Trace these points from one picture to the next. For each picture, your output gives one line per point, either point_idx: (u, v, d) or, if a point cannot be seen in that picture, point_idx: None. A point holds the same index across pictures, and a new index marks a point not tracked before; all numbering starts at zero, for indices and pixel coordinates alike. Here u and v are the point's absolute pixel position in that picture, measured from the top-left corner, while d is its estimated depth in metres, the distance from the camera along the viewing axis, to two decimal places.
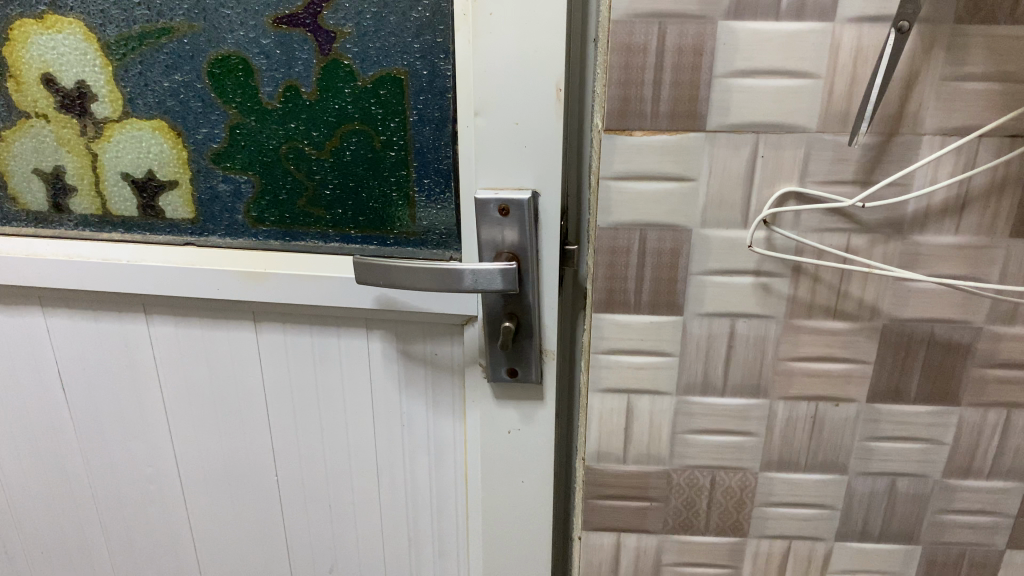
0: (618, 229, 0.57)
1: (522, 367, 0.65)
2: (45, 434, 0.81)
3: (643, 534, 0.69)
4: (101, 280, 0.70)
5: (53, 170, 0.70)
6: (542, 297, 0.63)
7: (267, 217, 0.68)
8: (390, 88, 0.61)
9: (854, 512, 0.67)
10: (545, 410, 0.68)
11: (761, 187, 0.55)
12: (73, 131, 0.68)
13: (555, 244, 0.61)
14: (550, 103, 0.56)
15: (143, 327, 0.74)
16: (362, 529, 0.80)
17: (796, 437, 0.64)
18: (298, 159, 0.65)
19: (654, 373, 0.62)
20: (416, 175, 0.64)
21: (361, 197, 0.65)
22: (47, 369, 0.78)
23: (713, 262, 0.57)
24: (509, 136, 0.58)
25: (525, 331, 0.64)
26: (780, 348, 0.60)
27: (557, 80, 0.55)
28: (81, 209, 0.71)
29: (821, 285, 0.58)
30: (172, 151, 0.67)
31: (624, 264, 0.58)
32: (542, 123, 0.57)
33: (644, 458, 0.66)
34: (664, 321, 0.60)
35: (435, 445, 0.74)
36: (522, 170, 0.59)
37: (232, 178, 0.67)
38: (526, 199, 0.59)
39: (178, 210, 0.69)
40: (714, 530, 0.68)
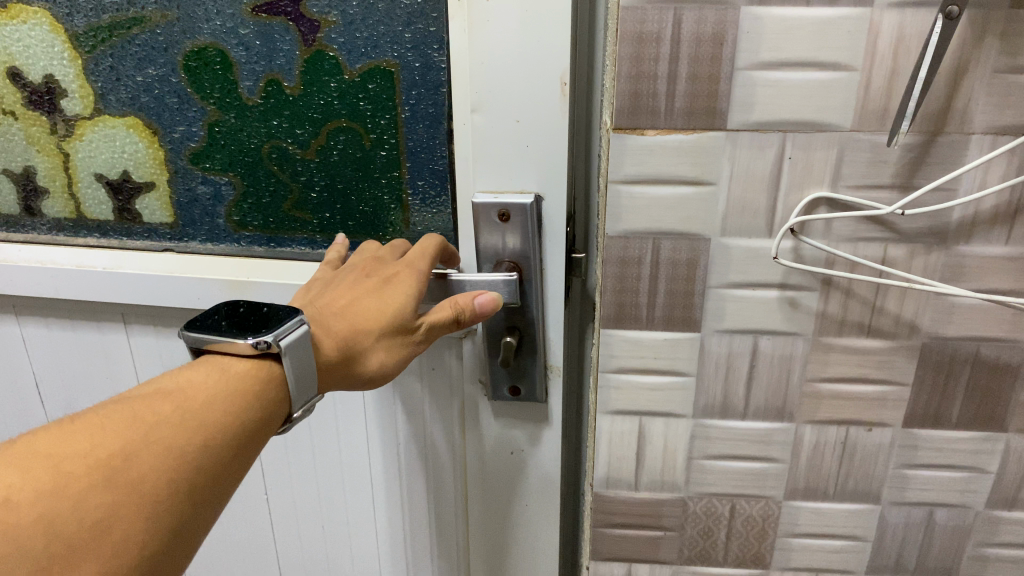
0: (628, 238, 0.52)
1: (524, 385, 0.60)
2: None
3: (656, 565, 0.64)
4: (73, 288, 0.65)
5: (24, 171, 0.65)
6: (546, 309, 0.58)
7: (250, 221, 0.63)
8: (379, 82, 0.56)
9: (887, 544, 0.61)
10: (550, 430, 0.63)
11: (788, 192, 0.49)
12: (43, 130, 0.63)
13: (561, 251, 0.55)
14: (554, 98, 0.51)
15: (123, 337, 0.69)
16: (358, 550, 0.75)
17: (824, 464, 0.58)
18: (282, 159, 0.60)
19: (669, 393, 0.57)
20: (409, 176, 0.59)
21: (350, 200, 0.61)
22: (24, 378, 0.74)
23: (734, 274, 0.52)
24: (511, 136, 0.52)
25: (528, 347, 0.59)
26: (808, 368, 0.55)
27: (562, 73, 0.50)
28: (54, 212, 0.67)
29: (853, 301, 0.52)
30: (147, 150, 0.62)
31: (635, 276, 0.53)
32: (547, 122, 0.52)
33: (657, 484, 0.61)
34: (679, 337, 0.55)
35: (432, 468, 0.68)
36: (524, 173, 0.54)
37: (212, 180, 0.62)
38: (529, 203, 0.53)
39: (156, 214, 0.65)
40: (733, 561, 0.63)
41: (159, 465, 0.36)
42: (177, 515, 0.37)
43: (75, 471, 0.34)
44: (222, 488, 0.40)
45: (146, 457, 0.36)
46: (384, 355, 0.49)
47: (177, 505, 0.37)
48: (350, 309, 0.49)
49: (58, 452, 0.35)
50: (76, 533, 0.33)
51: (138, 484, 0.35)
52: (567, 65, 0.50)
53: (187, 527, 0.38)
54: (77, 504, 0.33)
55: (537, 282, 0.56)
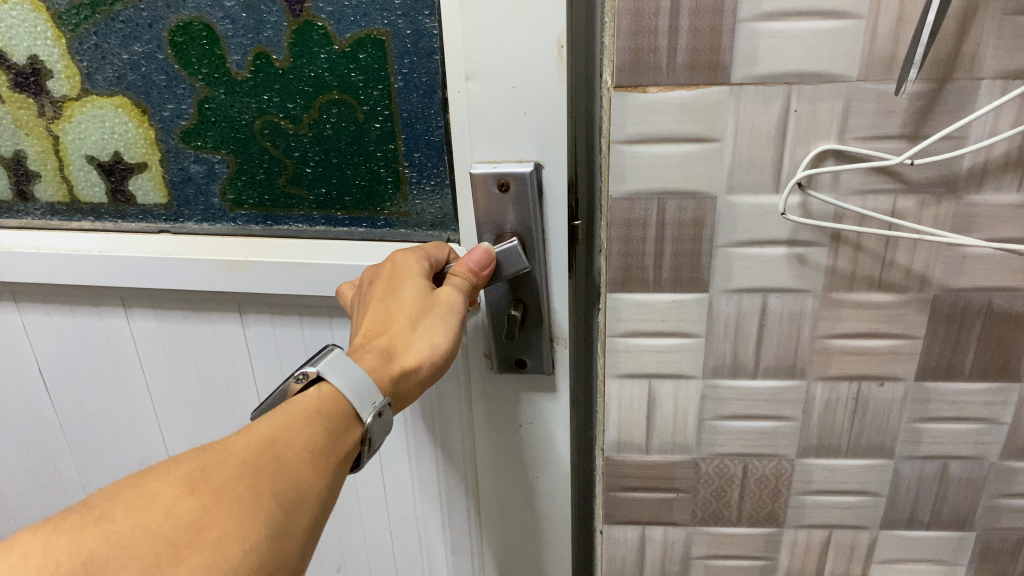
0: (632, 199, 0.51)
1: (531, 358, 0.60)
2: (32, 434, 0.77)
3: (669, 527, 0.64)
4: (70, 272, 0.64)
5: (14, 156, 0.64)
6: (551, 279, 0.57)
7: (245, 199, 0.62)
8: (370, 52, 0.55)
9: (901, 498, 0.61)
10: (560, 401, 0.62)
11: (794, 147, 0.48)
12: (30, 112, 0.62)
13: (562, 220, 0.55)
14: (552, 61, 0.49)
15: (122, 322, 0.68)
16: (372, 526, 0.75)
17: (836, 420, 0.58)
18: (275, 134, 0.59)
19: (678, 356, 0.56)
20: (405, 148, 0.58)
21: (346, 174, 0.60)
22: (25, 366, 0.73)
23: (742, 232, 0.51)
24: (508, 103, 0.51)
25: (533, 319, 0.58)
26: (818, 324, 0.54)
27: (558, 36, 0.49)
28: (47, 196, 0.66)
29: (863, 255, 0.51)
30: (137, 130, 0.61)
31: (641, 238, 0.52)
32: (545, 87, 0.50)
33: (668, 446, 0.60)
34: (687, 299, 0.54)
35: (441, 442, 0.68)
36: (523, 140, 0.53)
37: (205, 158, 0.61)
38: (528, 172, 0.52)
39: (150, 194, 0.64)
40: (747, 521, 0.63)
41: (241, 470, 0.40)
42: (272, 514, 0.40)
43: (164, 487, 0.39)
44: (315, 490, 0.42)
45: (226, 465, 0.40)
46: (424, 329, 0.50)
47: (265, 505, 0.40)
48: (377, 324, 0.51)
49: (148, 477, 0.40)
50: (177, 534, 0.37)
51: (223, 488, 0.39)
52: (563, 26, 0.48)
53: (285, 525, 0.40)
54: (169, 510, 0.38)
55: (540, 253, 0.55)
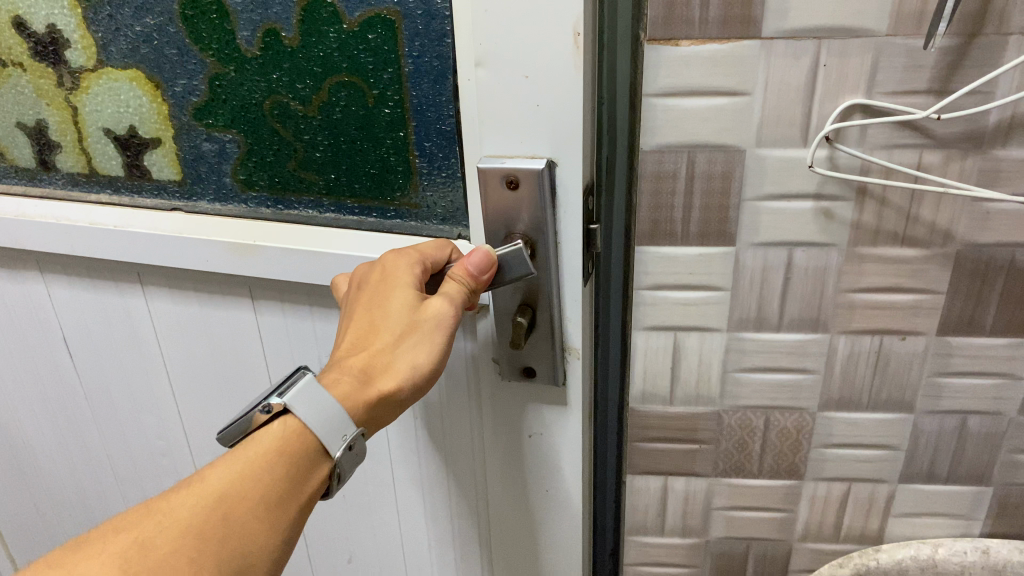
0: (663, 152, 0.52)
1: (541, 367, 0.56)
2: (61, 399, 0.81)
3: (691, 478, 0.66)
4: (87, 242, 0.66)
5: (37, 125, 0.67)
6: (563, 287, 0.53)
7: (257, 180, 0.62)
8: (379, 32, 0.53)
9: (920, 453, 0.62)
10: (571, 415, 0.59)
11: (823, 101, 0.49)
12: (51, 82, 0.64)
13: (578, 222, 0.51)
14: (569, 53, 0.45)
15: (141, 300, 0.70)
16: (377, 511, 0.74)
17: (858, 374, 0.59)
18: (285, 115, 0.58)
19: (704, 308, 0.58)
20: (415, 136, 0.56)
21: (356, 160, 0.59)
22: (52, 333, 0.76)
23: (769, 186, 0.52)
24: (520, 95, 0.47)
25: (543, 327, 0.54)
26: (842, 278, 0.55)
27: (574, 25, 0.44)
28: (68, 166, 0.68)
29: (888, 209, 0.52)
30: (150, 105, 0.62)
31: (670, 191, 0.53)
32: (558, 79, 0.46)
33: (692, 398, 0.62)
34: (713, 253, 0.55)
35: (452, 441, 0.66)
36: (535, 134, 0.49)
37: (216, 137, 0.61)
38: (540, 169, 0.48)
39: (164, 170, 0.65)
40: (768, 473, 0.65)
41: (179, 547, 0.41)
42: None
43: (98, 567, 0.40)
44: (262, 551, 0.43)
45: (163, 541, 0.41)
46: (410, 350, 0.48)
47: None
48: (360, 342, 0.48)
49: (85, 554, 0.41)
50: None
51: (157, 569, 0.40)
52: (579, 14, 0.44)
53: None
54: None
55: (552, 259, 0.51)
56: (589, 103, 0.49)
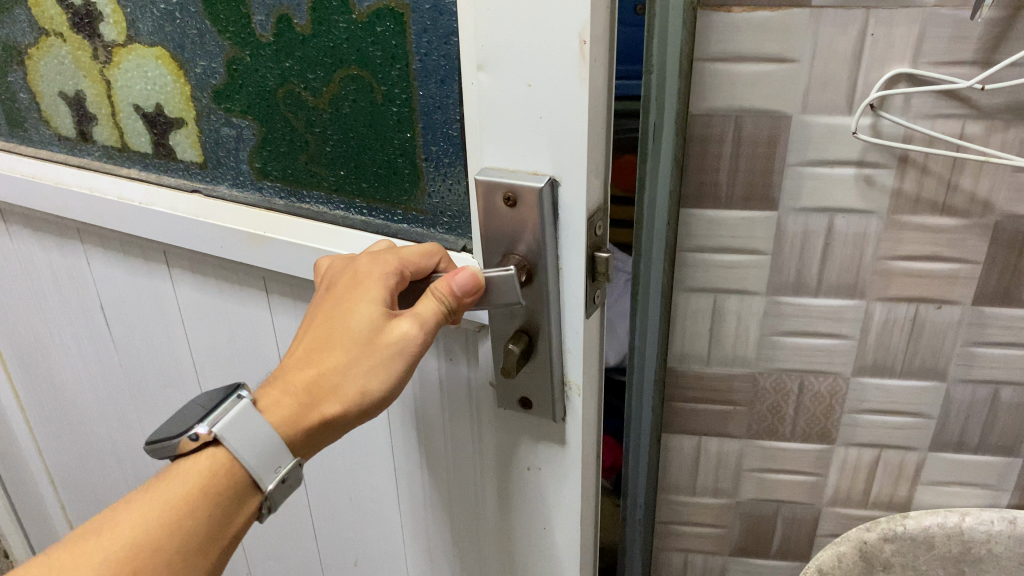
0: (711, 116, 0.54)
1: (539, 400, 0.48)
2: (99, 366, 0.80)
3: (725, 439, 0.68)
4: (114, 216, 0.64)
5: (77, 96, 0.67)
6: (565, 316, 0.45)
7: (271, 169, 0.58)
8: (388, 25, 0.47)
9: (951, 422, 0.64)
10: (571, 461, 0.50)
11: (869, 70, 0.51)
12: (87, 54, 0.63)
13: (582, 248, 0.42)
14: (574, 61, 0.37)
15: (168, 279, 0.67)
16: (375, 518, 0.68)
17: (893, 340, 0.61)
18: (297, 104, 0.54)
19: (744, 271, 0.60)
20: (422, 139, 0.50)
21: (363, 159, 0.53)
22: (91, 301, 0.75)
23: (813, 152, 0.54)
24: (522, 103, 0.40)
25: (540, 359, 0.46)
26: (881, 246, 0.57)
27: (580, 30, 0.36)
28: (103, 138, 0.67)
29: (929, 178, 0.54)
30: (175, 83, 0.60)
31: (716, 154, 0.55)
32: (563, 89, 0.38)
33: (728, 360, 0.64)
34: (756, 216, 0.57)
35: (456, 465, 0.58)
36: (538, 146, 0.40)
37: (235, 122, 0.58)
38: (539, 188, 0.41)
39: (187, 151, 0.62)
40: (800, 436, 0.66)
41: None
42: None
43: None
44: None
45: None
46: (361, 378, 0.43)
47: None
48: (310, 355, 0.44)
49: None
50: None
51: None
52: (586, 18, 0.36)
53: None
54: None
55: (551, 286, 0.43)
56: (606, 108, 0.40)
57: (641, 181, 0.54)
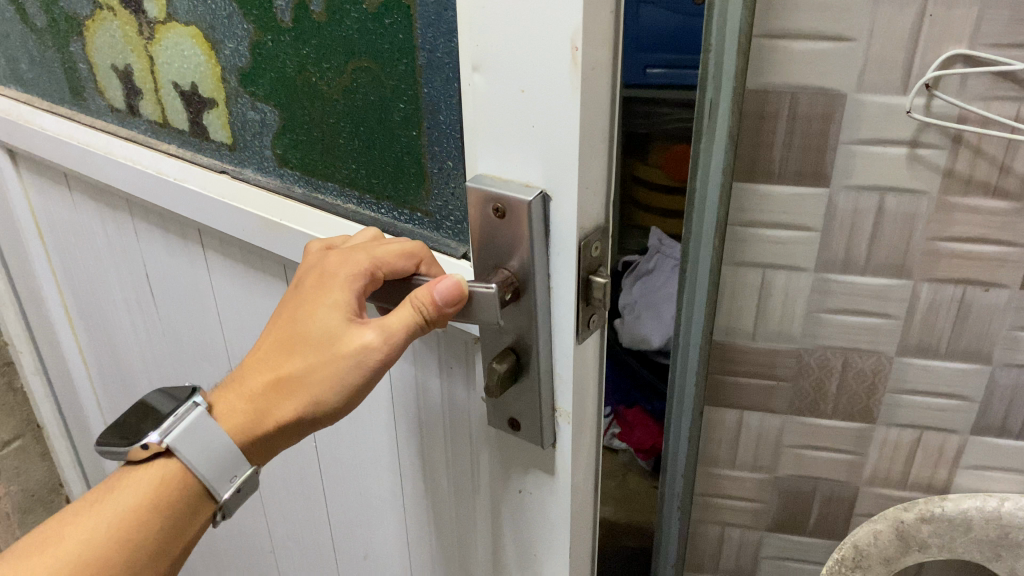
0: (768, 91, 0.55)
1: (527, 422, 0.42)
2: (147, 336, 0.78)
3: (767, 414, 0.69)
4: (153, 189, 0.61)
5: (126, 69, 0.63)
6: (554, 335, 0.38)
7: (291, 158, 0.53)
8: (396, 17, 0.41)
9: (994, 407, 0.64)
10: (562, 491, 0.43)
11: (926, 51, 0.52)
12: (133, 28, 0.60)
13: (573, 271, 0.36)
14: (566, 70, 0.31)
15: (202, 254, 0.64)
16: (356, 523, 0.65)
17: (938, 322, 0.62)
18: (313, 94, 0.48)
19: (793, 247, 0.61)
20: (427, 140, 0.43)
21: (374, 154, 0.47)
22: (140, 270, 0.73)
23: (866, 130, 0.55)
24: (513, 109, 0.35)
25: (529, 379, 0.40)
26: (930, 226, 0.58)
27: (573, 35, 0.30)
28: (148, 113, 0.63)
29: (981, 160, 0.55)
30: (207, 63, 0.55)
31: (771, 130, 0.57)
32: (554, 101, 0.33)
33: (774, 335, 0.65)
34: (807, 193, 0.58)
35: (455, 474, 0.52)
36: (529, 154, 0.35)
37: (259, 106, 0.53)
38: (525, 203, 0.35)
39: (218, 132, 0.57)
40: (842, 414, 0.68)
41: None
42: None
43: None
44: None
45: None
46: (321, 388, 0.40)
47: None
48: (264, 354, 0.42)
49: None
50: None
51: None
52: (578, 23, 0.30)
53: None
54: None
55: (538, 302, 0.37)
56: (610, 112, 0.34)
57: (693, 137, 0.56)
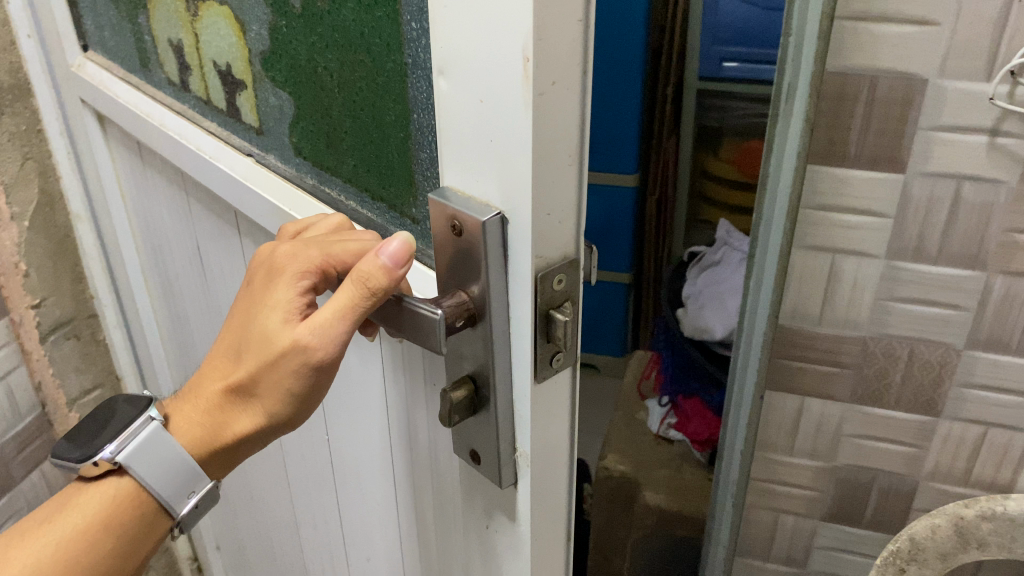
0: (847, 74, 0.56)
1: (484, 458, 0.38)
2: (204, 306, 0.79)
3: (828, 402, 0.69)
4: (194, 166, 0.62)
5: (178, 44, 0.65)
6: (511, 362, 0.34)
7: (305, 148, 0.52)
8: (386, 8, 0.39)
9: None
10: (519, 545, 0.39)
11: (1012, 37, 0.52)
12: (181, 5, 0.61)
13: (528, 302, 0.32)
14: (520, 80, 0.28)
15: (238, 240, 0.64)
16: (349, 535, 0.65)
17: (1011, 316, 0.61)
18: (320, 83, 0.47)
19: (864, 234, 0.61)
20: (415, 141, 0.41)
21: (372, 152, 0.45)
22: (197, 243, 0.74)
23: (946, 117, 0.55)
24: (474, 122, 0.31)
25: (486, 413, 0.36)
26: (1007, 217, 0.57)
27: (524, 45, 0.27)
28: (195, 90, 0.65)
29: None
30: (237, 44, 0.55)
31: (849, 113, 0.57)
32: (509, 115, 0.29)
33: (840, 322, 0.65)
34: (882, 178, 0.58)
35: (429, 508, 0.50)
36: (489, 168, 0.31)
37: (279, 92, 0.53)
38: (479, 224, 0.31)
39: (247, 114, 0.58)
40: (906, 406, 0.67)
41: None
42: None
43: None
44: None
45: None
46: (264, 396, 0.41)
47: None
48: (217, 365, 0.43)
49: None
50: None
51: None
52: (531, 28, 0.27)
53: None
54: None
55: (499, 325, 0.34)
56: (582, 127, 0.30)
57: (768, 119, 0.57)
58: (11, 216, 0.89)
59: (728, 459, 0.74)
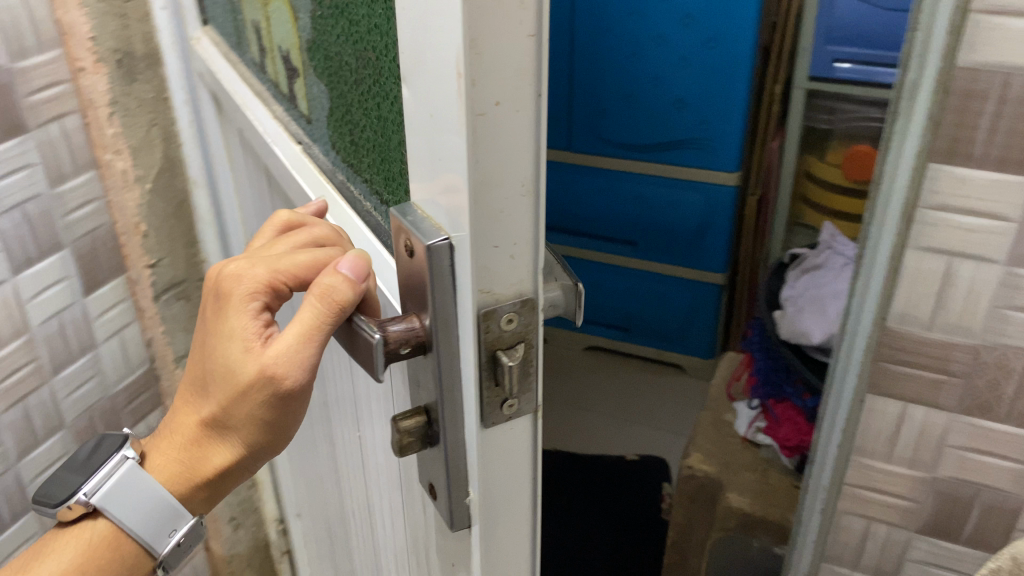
0: (978, 70, 0.54)
1: (441, 488, 0.46)
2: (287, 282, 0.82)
3: (932, 410, 0.67)
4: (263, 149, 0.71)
5: (256, 27, 0.75)
6: (454, 405, 0.43)
7: (337, 141, 0.60)
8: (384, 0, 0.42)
9: None
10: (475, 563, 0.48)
11: None
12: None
13: (469, 324, 0.40)
14: (457, 100, 0.34)
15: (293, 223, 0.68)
16: (374, 531, 0.73)
17: None
18: (345, 81, 0.54)
19: (985, 237, 0.59)
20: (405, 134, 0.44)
21: (377, 147, 0.51)
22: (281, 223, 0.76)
23: None
24: (429, 131, 0.38)
25: (439, 448, 0.45)
26: None
27: (458, 65, 0.33)
28: (268, 74, 0.75)
29: None
30: (293, 35, 0.64)
31: (977, 111, 0.55)
32: (450, 130, 0.35)
33: (952, 328, 0.63)
34: (1009, 179, 0.56)
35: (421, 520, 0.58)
36: (440, 180, 0.38)
37: (320, 84, 0.61)
38: (424, 242, 0.38)
39: (301, 100, 0.67)
40: (1016, 420, 0.65)
41: None
42: None
43: None
44: None
45: None
46: (236, 421, 0.52)
47: None
48: (190, 401, 0.55)
49: None
50: None
51: None
52: (462, 50, 0.32)
53: None
54: None
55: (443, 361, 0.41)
56: (537, 161, 0.37)
57: (887, 117, 0.58)
58: (136, 177, 0.92)
59: (821, 462, 0.75)
